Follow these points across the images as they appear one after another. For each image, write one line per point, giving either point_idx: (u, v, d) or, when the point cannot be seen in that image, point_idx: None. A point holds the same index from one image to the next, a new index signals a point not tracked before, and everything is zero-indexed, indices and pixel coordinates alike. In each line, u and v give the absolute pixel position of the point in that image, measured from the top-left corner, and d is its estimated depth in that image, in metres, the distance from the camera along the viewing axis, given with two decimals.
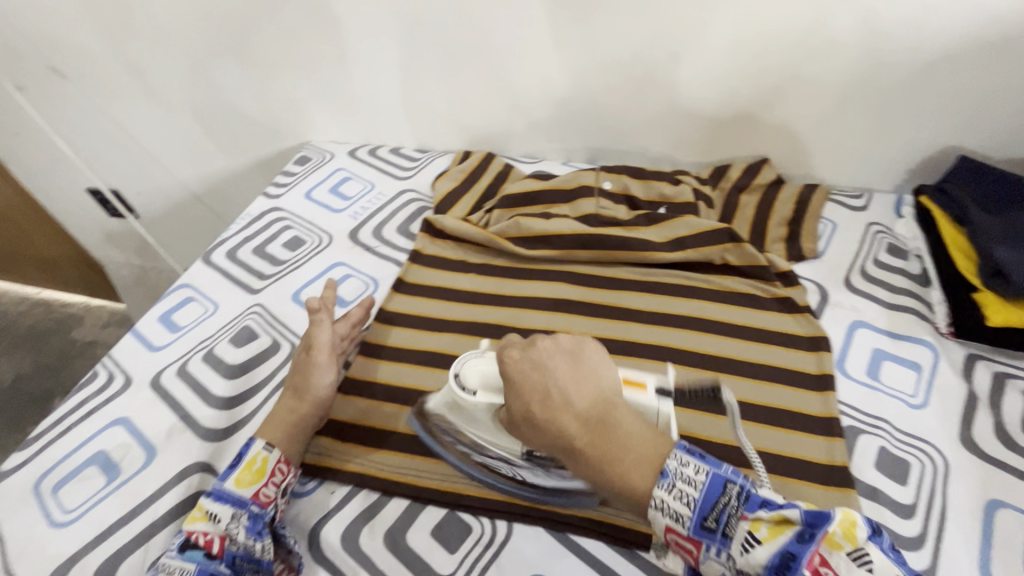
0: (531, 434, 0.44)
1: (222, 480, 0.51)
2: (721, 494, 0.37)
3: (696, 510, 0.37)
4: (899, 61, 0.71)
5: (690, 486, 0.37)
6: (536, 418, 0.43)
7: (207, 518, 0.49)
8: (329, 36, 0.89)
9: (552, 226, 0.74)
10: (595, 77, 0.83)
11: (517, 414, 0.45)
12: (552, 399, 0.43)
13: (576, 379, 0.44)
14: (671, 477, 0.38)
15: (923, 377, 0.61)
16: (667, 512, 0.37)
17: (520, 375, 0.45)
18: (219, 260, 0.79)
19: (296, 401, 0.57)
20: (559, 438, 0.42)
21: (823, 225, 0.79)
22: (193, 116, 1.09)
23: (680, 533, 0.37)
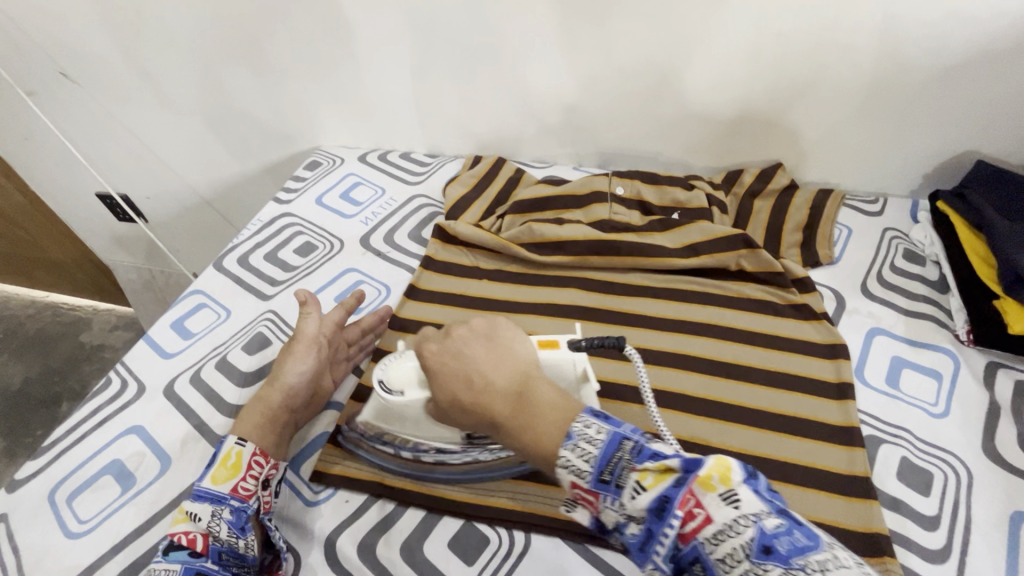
0: (462, 417, 0.48)
1: (199, 478, 0.51)
2: (617, 447, 0.39)
3: (593, 465, 0.39)
4: (917, 66, 0.70)
5: (590, 444, 0.40)
6: (461, 402, 0.47)
7: (188, 517, 0.49)
8: (341, 42, 0.89)
9: (565, 232, 0.74)
10: (608, 83, 0.83)
11: (444, 402, 0.48)
12: (471, 380, 0.47)
13: (491, 361, 0.47)
14: (575, 439, 0.40)
15: (944, 386, 0.60)
16: (570, 469, 0.40)
17: (444, 363, 0.49)
18: (231, 266, 0.79)
19: (274, 392, 0.57)
20: (483, 417, 0.45)
21: (838, 231, 0.78)
22: (203, 121, 1.09)
23: (582, 487, 0.39)
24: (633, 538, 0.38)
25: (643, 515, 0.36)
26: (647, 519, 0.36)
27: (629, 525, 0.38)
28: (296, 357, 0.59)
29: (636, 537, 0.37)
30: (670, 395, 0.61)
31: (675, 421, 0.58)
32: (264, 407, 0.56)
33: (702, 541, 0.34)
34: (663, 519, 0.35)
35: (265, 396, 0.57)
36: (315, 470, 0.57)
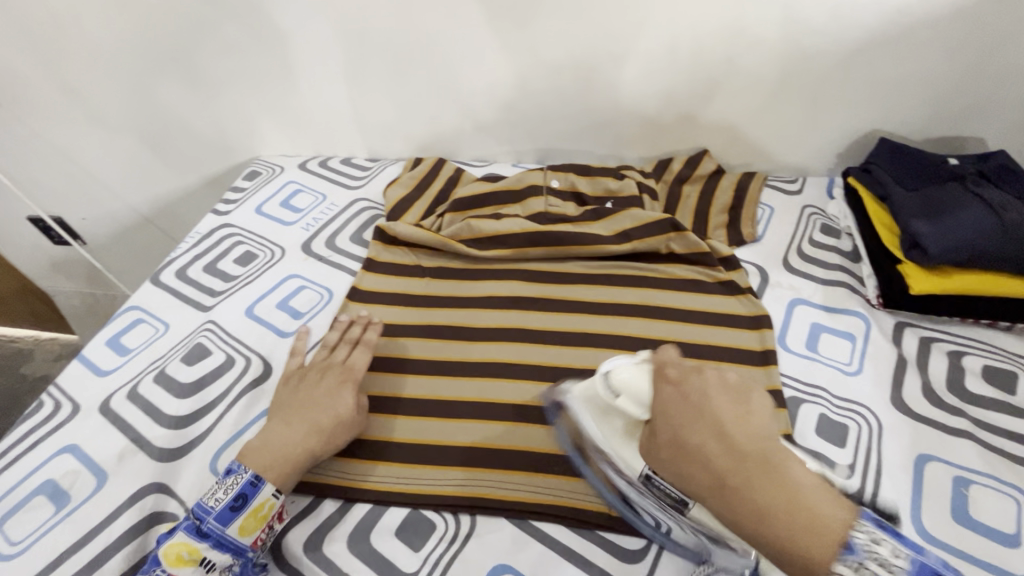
0: (672, 466, 0.42)
1: (222, 522, 0.49)
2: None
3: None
4: (817, 53, 0.75)
5: (887, 556, 0.34)
6: (682, 449, 0.42)
7: (196, 561, 0.48)
8: (271, 51, 0.89)
9: (503, 226, 0.76)
10: (537, 80, 0.85)
11: (661, 442, 0.43)
12: (713, 431, 0.41)
13: (733, 417, 0.42)
14: (866, 548, 0.34)
15: (857, 346, 0.65)
16: None
17: (680, 401, 0.44)
18: (168, 280, 0.78)
19: (326, 451, 0.55)
20: (709, 474, 0.40)
21: (762, 211, 0.82)
22: (137, 137, 1.07)
23: None
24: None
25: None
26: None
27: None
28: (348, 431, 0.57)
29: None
30: None
31: None
32: (308, 460, 0.54)
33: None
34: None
35: (313, 447, 0.54)
36: None
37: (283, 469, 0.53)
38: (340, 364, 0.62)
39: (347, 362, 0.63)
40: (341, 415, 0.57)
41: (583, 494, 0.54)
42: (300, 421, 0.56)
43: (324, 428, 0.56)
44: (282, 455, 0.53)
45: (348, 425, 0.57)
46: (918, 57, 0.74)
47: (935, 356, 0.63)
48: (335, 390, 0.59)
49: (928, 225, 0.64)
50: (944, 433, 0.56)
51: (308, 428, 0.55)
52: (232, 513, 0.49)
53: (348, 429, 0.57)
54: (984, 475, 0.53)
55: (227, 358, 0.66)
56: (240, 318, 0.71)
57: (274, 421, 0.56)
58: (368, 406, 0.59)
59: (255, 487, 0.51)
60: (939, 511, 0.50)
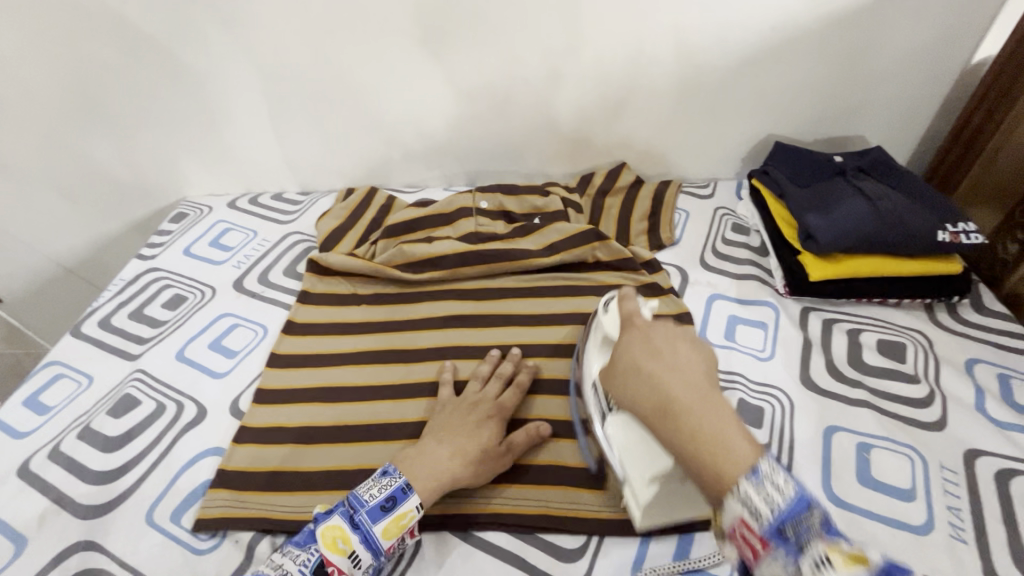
0: (627, 389, 0.43)
1: (373, 519, 0.49)
2: (808, 514, 0.33)
3: (777, 514, 0.33)
4: (710, 69, 0.82)
5: (777, 493, 0.33)
6: (634, 374, 0.43)
7: (346, 552, 0.48)
8: (189, 92, 0.89)
9: (435, 248, 0.78)
10: (457, 106, 0.89)
11: (620, 366, 0.45)
12: (660, 360, 0.43)
13: (678, 352, 0.43)
14: (762, 477, 0.34)
15: (769, 333, 0.70)
16: (745, 505, 0.34)
17: (638, 338, 0.45)
18: (91, 331, 0.75)
19: (469, 478, 0.54)
20: (654, 399, 0.40)
21: (678, 215, 0.88)
22: (53, 187, 1.03)
23: (751, 528, 0.34)
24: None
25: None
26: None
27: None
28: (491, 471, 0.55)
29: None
30: (543, 383, 0.66)
31: (549, 405, 0.63)
32: (452, 485, 0.53)
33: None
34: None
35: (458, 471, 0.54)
36: (199, 519, 0.54)
37: (430, 484, 0.52)
38: (490, 397, 0.61)
39: (499, 398, 0.61)
40: (487, 446, 0.56)
41: (527, 499, 0.56)
42: (450, 446, 0.55)
43: (467, 456, 0.55)
44: (433, 477, 0.53)
45: (493, 457, 0.56)
46: (797, 69, 0.82)
47: (836, 336, 0.69)
48: (484, 421, 0.58)
49: (820, 216, 0.71)
50: (846, 405, 0.61)
51: (454, 452, 0.55)
52: (383, 513, 0.50)
53: (492, 462, 0.55)
54: (882, 438, 0.58)
55: (158, 405, 0.65)
56: (169, 363, 0.70)
57: (428, 442, 0.56)
58: (510, 445, 0.57)
59: (406, 494, 0.51)
60: (845, 476, 0.55)
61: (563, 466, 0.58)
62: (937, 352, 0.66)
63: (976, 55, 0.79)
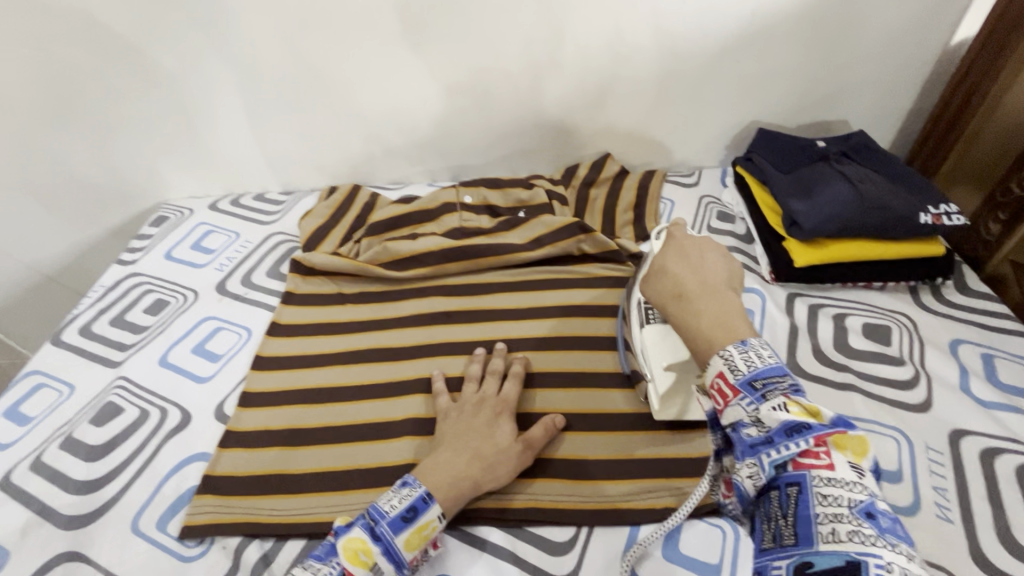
0: (654, 282, 0.50)
1: (395, 530, 0.48)
2: (777, 375, 0.40)
3: (752, 371, 0.40)
4: (691, 56, 0.82)
5: (755, 359, 0.40)
6: (660, 272, 0.50)
7: (369, 565, 0.46)
8: (165, 93, 0.87)
9: (420, 245, 0.77)
10: (438, 101, 0.88)
11: (653, 266, 0.52)
12: (687, 260, 0.50)
13: (706, 258, 0.50)
14: (749, 346, 0.41)
15: (756, 320, 0.70)
16: (728, 360, 0.41)
17: (674, 245, 0.52)
18: (71, 339, 0.74)
19: (487, 480, 0.53)
20: (674, 292, 0.48)
21: (664, 205, 0.88)
22: (31, 195, 1.01)
23: (727, 380, 0.40)
24: (746, 440, 0.38)
25: (773, 426, 0.37)
26: (773, 431, 0.37)
27: (749, 429, 0.39)
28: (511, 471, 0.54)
29: (751, 440, 0.38)
30: (533, 375, 0.65)
31: (538, 398, 0.63)
32: (472, 489, 0.52)
33: (813, 476, 0.36)
34: (792, 438, 0.37)
35: (477, 476, 0.53)
36: (185, 526, 0.53)
37: (451, 492, 0.51)
38: (492, 395, 0.60)
39: (498, 393, 0.61)
40: (501, 445, 0.55)
41: (517, 493, 0.55)
42: (466, 448, 0.54)
43: (485, 458, 0.54)
44: (459, 483, 0.52)
45: (509, 456, 0.55)
46: (778, 54, 0.82)
47: (822, 321, 0.69)
48: (494, 418, 0.58)
49: (802, 203, 0.71)
50: (833, 389, 0.62)
51: (472, 456, 0.54)
52: (405, 524, 0.48)
53: (510, 461, 0.55)
54: (869, 422, 0.58)
55: (141, 412, 0.64)
56: (152, 369, 0.69)
57: (445, 448, 0.55)
58: (527, 441, 0.56)
59: (425, 503, 0.50)
60: None
61: (551, 458, 0.58)
62: (922, 335, 0.67)
63: (956, 35, 0.79)
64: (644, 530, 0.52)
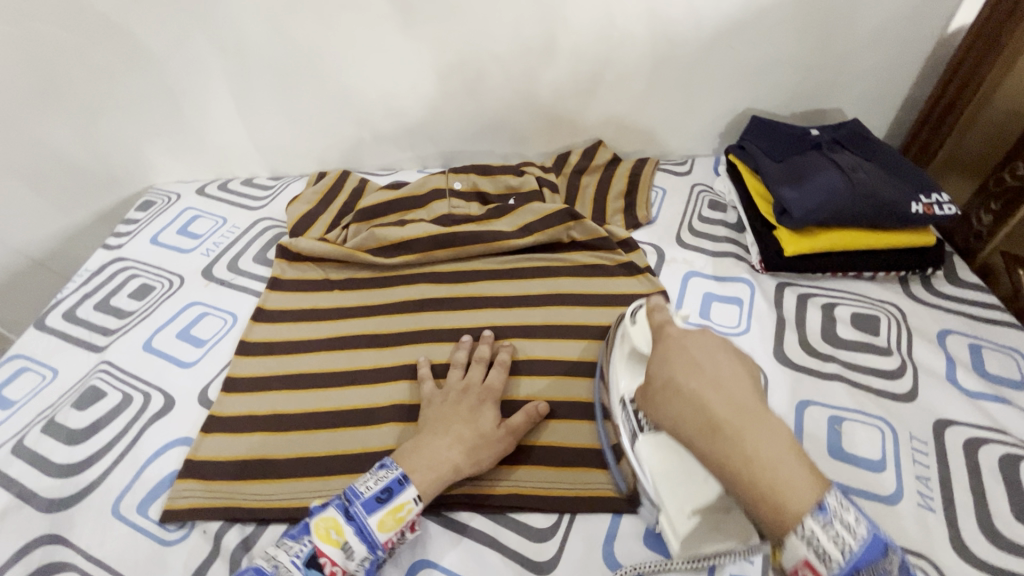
0: (672, 407, 0.44)
1: (367, 511, 0.49)
2: (867, 551, 0.35)
3: (850, 559, 0.34)
4: (685, 42, 0.80)
5: (847, 534, 0.35)
6: (676, 393, 0.44)
7: (340, 544, 0.48)
8: (150, 75, 0.86)
9: (407, 231, 0.77)
10: (428, 85, 0.87)
11: (659, 381, 0.45)
12: (704, 376, 0.43)
13: (720, 366, 0.44)
14: (829, 513, 0.35)
15: (744, 309, 0.70)
16: (815, 548, 0.35)
17: (677, 351, 0.46)
18: (55, 323, 0.73)
19: (470, 466, 0.53)
20: (703, 419, 0.41)
21: (655, 193, 0.87)
22: (15, 177, 0.99)
23: (819, 573, 0.35)
24: None
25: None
26: None
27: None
28: (494, 458, 0.54)
29: None
30: (520, 363, 0.65)
31: (523, 385, 0.63)
32: (452, 474, 0.52)
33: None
34: None
35: (458, 462, 0.53)
36: (166, 509, 0.53)
37: (431, 477, 0.51)
38: (476, 381, 0.60)
39: (484, 381, 0.61)
40: (484, 431, 0.55)
41: (494, 479, 0.55)
42: (449, 435, 0.54)
43: (466, 444, 0.54)
44: (438, 467, 0.52)
45: (492, 442, 0.55)
46: (772, 41, 0.80)
47: (811, 310, 0.69)
48: (477, 405, 0.58)
49: (794, 191, 0.70)
50: (819, 380, 0.61)
51: (453, 439, 0.54)
52: (378, 505, 0.49)
53: (493, 447, 0.55)
54: (853, 411, 0.58)
55: (124, 397, 0.63)
56: (136, 354, 0.68)
57: (426, 433, 0.55)
58: (510, 426, 0.56)
59: (401, 484, 0.50)
60: (816, 450, 0.55)
61: (533, 446, 0.58)
62: (910, 325, 0.66)
63: (952, 24, 0.78)
64: (626, 517, 0.52)
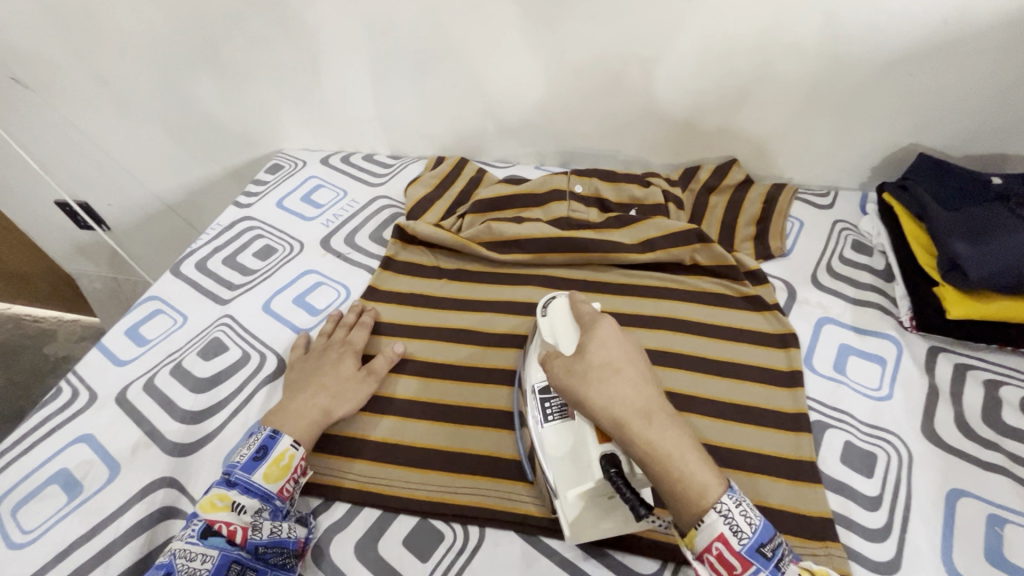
0: (604, 386, 0.48)
1: (248, 471, 0.52)
2: (773, 537, 0.43)
3: (753, 538, 0.42)
4: (859, 61, 0.72)
5: (750, 521, 0.42)
6: (611, 374, 0.49)
7: (229, 507, 0.50)
8: (297, 44, 0.88)
9: (524, 230, 0.74)
10: (565, 82, 0.83)
11: (597, 362, 0.50)
12: (631, 372, 0.50)
13: (642, 368, 0.51)
14: (738, 496, 0.43)
15: (887, 370, 0.62)
16: (729, 521, 0.42)
17: (611, 338, 0.52)
18: (188, 271, 0.78)
19: (337, 407, 0.59)
20: (630, 407, 0.47)
21: (791, 224, 0.80)
22: (163, 129, 1.07)
23: (732, 548, 0.41)
24: None
25: None
26: None
27: None
28: (353, 401, 0.60)
29: None
30: None
31: None
32: (322, 417, 0.58)
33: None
34: None
35: (327, 408, 0.58)
36: None
37: (304, 426, 0.56)
38: (340, 340, 0.66)
39: (346, 339, 0.66)
40: (345, 376, 0.61)
41: (421, 483, 0.55)
42: (313, 387, 0.60)
43: (330, 389, 0.60)
44: (302, 417, 0.57)
45: (354, 386, 0.61)
46: (966, 70, 0.70)
47: (970, 385, 0.60)
48: (339, 358, 0.63)
49: (970, 247, 0.61)
50: (977, 468, 0.54)
51: (318, 389, 0.60)
52: (257, 462, 0.52)
53: (358, 388, 0.61)
54: (1019, 515, 0.50)
55: (243, 354, 0.66)
56: (256, 314, 0.71)
57: (292, 389, 0.60)
58: (371, 370, 0.63)
59: (275, 438, 0.54)
60: (968, 552, 0.48)
61: (413, 401, 0.62)
62: None
63: None
64: None
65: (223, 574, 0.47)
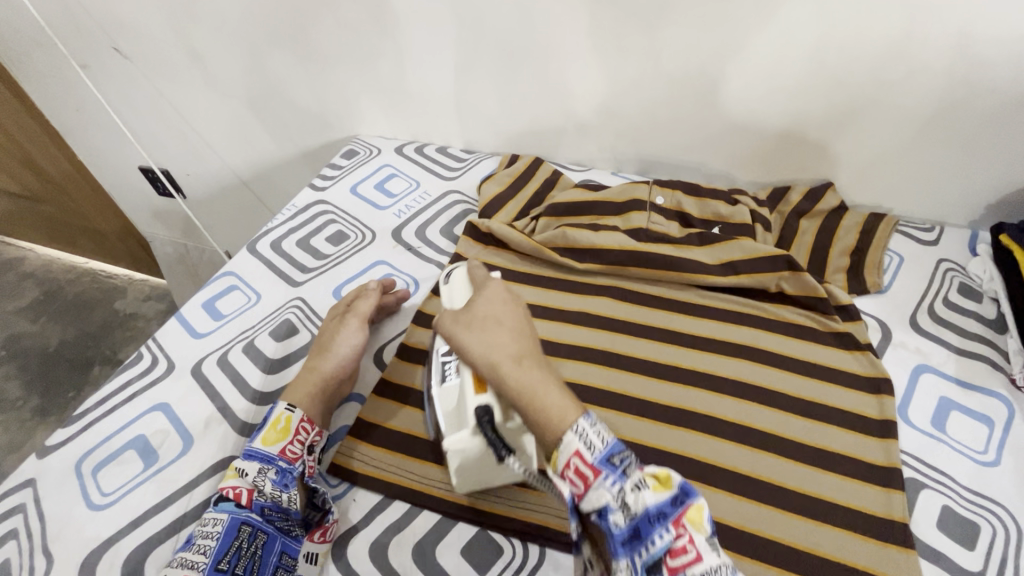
0: (475, 336, 0.51)
1: (253, 439, 0.54)
2: (622, 450, 0.43)
3: (604, 449, 0.43)
4: (993, 91, 0.66)
5: (600, 439, 0.43)
6: (490, 324, 0.52)
7: (238, 473, 0.51)
8: (386, 31, 0.88)
9: (600, 240, 0.72)
10: (656, 88, 0.80)
11: (478, 317, 0.53)
12: (507, 327, 0.52)
13: (516, 316, 0.54)
14: (591, 425, 0.44)
15: (995, 434, 0.57)
16: (583, 437, 0.43)
17: (495, 296, 0.56)
18: (263, 250, 0.79)
19: (320, 358, 0.60)
20: (504, 352, 0.50)
21: (889, 258, 0.74)
22: (247, 106, 1.10)
23: (584, 458, 0.42)
24: (614, 528, 0.41)
25: (639, 511, 0.40)
26: (639, 518, 0.40)
27: (616, 514, 0.41)
28: (335, 343, 0.62)
29: (619, 529, 0.41)
30: (699, 416, 0.58)
31: (708, 445, 0.56)
32: (310, 373, 0.59)
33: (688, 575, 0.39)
34: (659, 524, 0.40)
35: (316, 365, 0.60)
36: (333, 463, 0.57)
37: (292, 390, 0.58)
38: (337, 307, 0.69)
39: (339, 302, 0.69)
40: (326, 330, 0.64)
41: (480, 493, 0.54)
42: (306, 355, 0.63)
43: (314, 350, 0.62)
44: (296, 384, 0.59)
45: (334, 332, 0.63)
46: None
47: None
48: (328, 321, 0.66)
49: None
50: None
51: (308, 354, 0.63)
52: (259, 428, 0.54)
53: (340, 334, 0.63)
54: None
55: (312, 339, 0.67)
56: (327, 299, 0.72)
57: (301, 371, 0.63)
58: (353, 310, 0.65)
59: (272, 407, 0.56)
60: None
61: None
62: None
63: None
64: None
65: (235, 535, 0.48)
